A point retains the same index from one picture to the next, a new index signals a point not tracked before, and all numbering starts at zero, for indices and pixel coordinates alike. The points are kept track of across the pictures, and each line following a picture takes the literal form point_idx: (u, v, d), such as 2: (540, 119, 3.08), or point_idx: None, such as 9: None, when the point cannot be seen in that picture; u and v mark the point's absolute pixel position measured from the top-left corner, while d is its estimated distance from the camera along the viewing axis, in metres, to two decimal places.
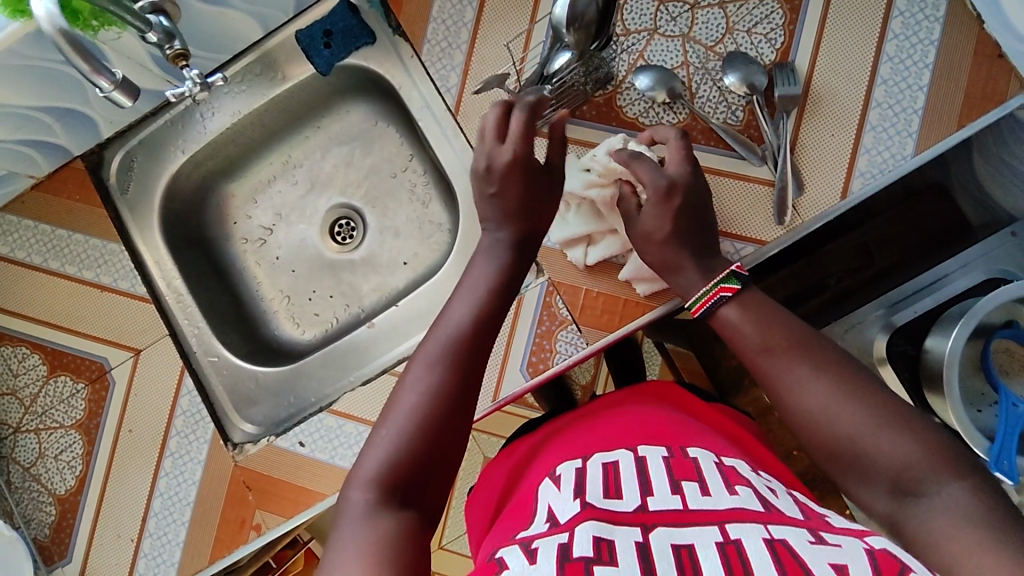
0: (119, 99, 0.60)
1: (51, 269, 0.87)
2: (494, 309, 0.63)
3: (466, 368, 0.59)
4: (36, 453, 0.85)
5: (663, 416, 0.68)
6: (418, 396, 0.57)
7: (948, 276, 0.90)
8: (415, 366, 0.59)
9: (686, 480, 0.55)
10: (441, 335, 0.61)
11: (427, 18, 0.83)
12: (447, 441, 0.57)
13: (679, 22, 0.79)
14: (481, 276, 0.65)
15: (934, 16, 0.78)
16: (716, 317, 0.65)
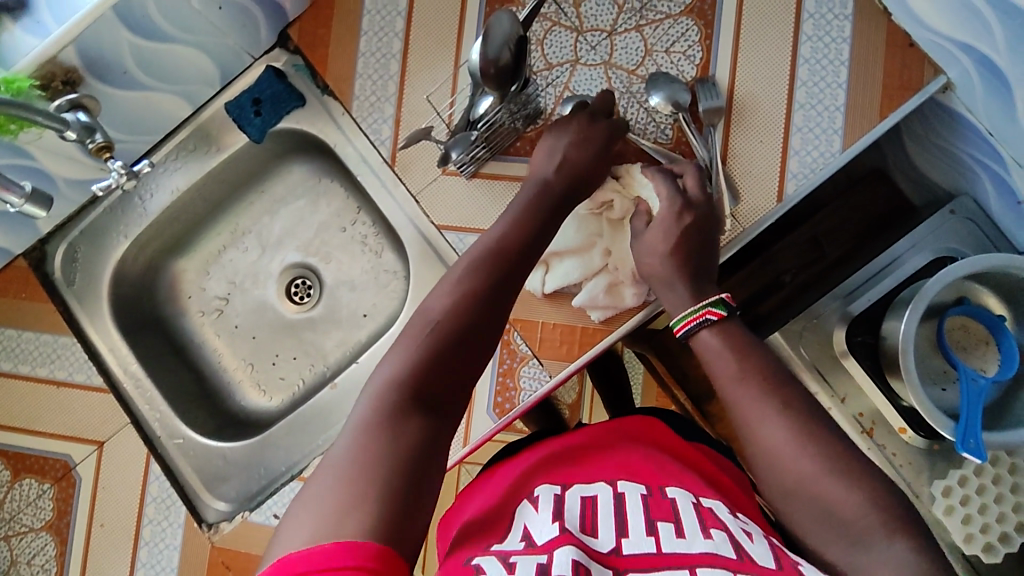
0: (32, 210, 0.68)
1: (5, 371, 0.86)
2: (523, 245, 0.63)
3: (494, 287, 0.59)
4: (7, 560, 0.83)
5: (647, 455, 0.66)
6: (447, 302, 0.57)
7: (902, 257, 0.88)
8: (444, 280, 0.60)
9: (662, 521, 0.54)
10: (471, 256, 0.62)
11: (353, 75, 0.84)
12: (470, 355, 0.56)
13: (599, 50, 0.80)
14: (508, 219, 0.66)
15: (843, 14, 0.79)
16: (696, 340, 0.67)
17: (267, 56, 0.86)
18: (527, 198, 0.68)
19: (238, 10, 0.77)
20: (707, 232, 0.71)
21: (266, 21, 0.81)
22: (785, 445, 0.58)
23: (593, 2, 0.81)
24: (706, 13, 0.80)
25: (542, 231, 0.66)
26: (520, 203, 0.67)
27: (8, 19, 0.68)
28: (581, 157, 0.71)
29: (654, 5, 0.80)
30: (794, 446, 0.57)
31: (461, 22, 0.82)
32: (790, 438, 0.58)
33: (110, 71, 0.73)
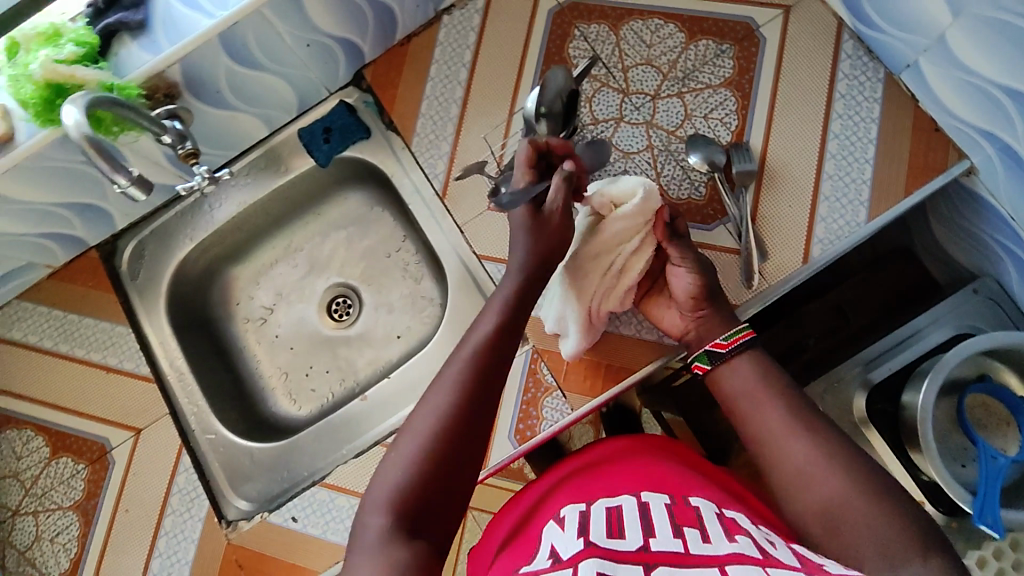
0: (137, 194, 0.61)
1: (60, 351, 0.92)
2: (507, 341, 0.66)
3: (475, 393, 0.61)
4: (33, 535, 0.86)
5: (666, 467, 0.69)
6: (430, 418, 0.60)
7: (922, 331, 0.91)
8: (429, 394, 0.62)
9: (687, 527, 0.57)
10: (455, 364, 0.64)
11: (416, 114, 0.92)
12: (456, 463, 0.58)
13: (643, 110, 0.87)
14: (492, 312, 0.67)
15: (873, 97, 0.85)
16: (737, 359, 0.71)
17: (341, 92, 0.95)
18: (511, 288, 0.68)
19: (323, 48, 0.86)
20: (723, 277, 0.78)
21: (345, 61, 0.90)
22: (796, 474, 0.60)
23: (639, 69, 0.89)
24: (744, 86, 0.87)
25: (520, 331, 0.67)
26: (503, 292, 0.68)
27: (126, 35, 0.75)
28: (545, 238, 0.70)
29: (696, 76, 0.88)
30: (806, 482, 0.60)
31: (519, 77, 0.90)
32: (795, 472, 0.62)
33: (206, 90, 0.80)
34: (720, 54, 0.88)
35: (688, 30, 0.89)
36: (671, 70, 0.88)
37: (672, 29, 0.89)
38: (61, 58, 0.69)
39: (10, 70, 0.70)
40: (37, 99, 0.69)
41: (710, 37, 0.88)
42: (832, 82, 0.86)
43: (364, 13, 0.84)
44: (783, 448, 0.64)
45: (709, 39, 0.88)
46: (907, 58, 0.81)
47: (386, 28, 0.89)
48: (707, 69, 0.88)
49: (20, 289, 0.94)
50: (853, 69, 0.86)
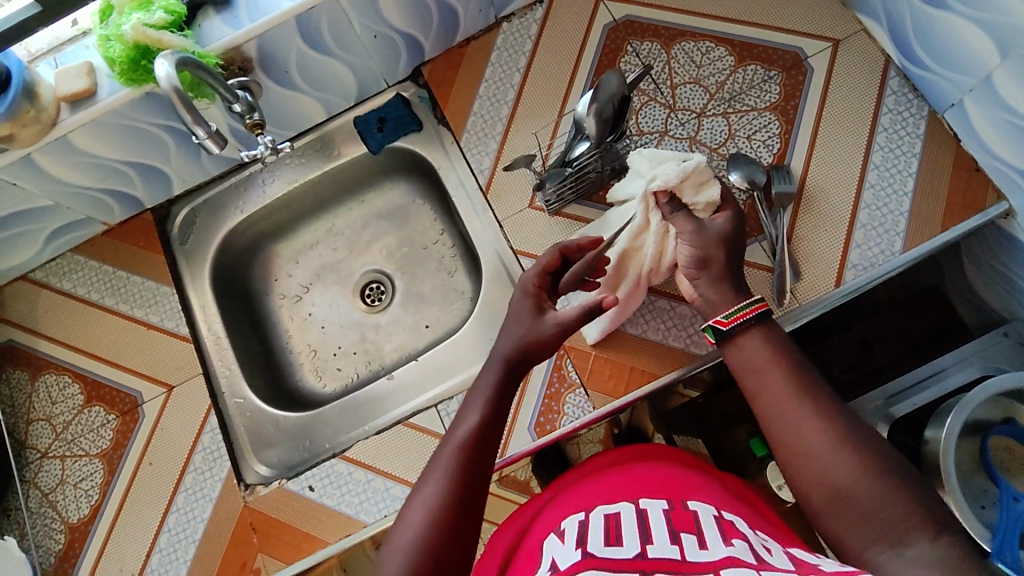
0: (212, 147, 0.67)
1: (105, 305, 0.96)
2: (495, 428, 0.60)
3: (469, 486, 0.56)
4: (57, 479, 0.89)
5: (667, 474, 0.67)
6: (420, 521, 0.53)
7: (944, 371, 0.83)
8: (417, 493, 0.56)
9: (684, 532, 0.55)
10: (441, 458, 0.57)
11: (468, 112, 0.96)
12: (457, 555, 0.52)
13: (687, 126, 0.90)
14: (480, 398, 0.62)
15: (915, 133, 0.87)
16: (743, 335, 0.65)
17: (398, 86, 1.00)
18: (498, 371, 0.64)
19: (388, 41, 0.90)
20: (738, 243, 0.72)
21: (406, 56, 0.95)
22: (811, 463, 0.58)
23: (687, 87, 0.92)
24: (789, 111, 0.89)
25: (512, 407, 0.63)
26: (490, 376, 0.64)
27: (211, 9, 0.80)
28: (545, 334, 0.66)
29: (742, 98, 0.90)
30: (822, 466, 0.57)
31: (570, 84, 0.94)
32: (804, 456, 0.58)
33: (276, 68, 0.85)
34: (767, 80, 0.90)
35: (738, 54, 0.92)
36: (718, 91, 0.91)
37: (723, 52, 0.92)
38: (150, 22, 0.74)
39: (102, 31, 0.75)
40: (123, 58, 0.74)
41: (759, 62, 0.91)
42: (875, 115, 0.88)
43: (430, 11, 0.88)
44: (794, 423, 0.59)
45: (758, 65, 0.91)
46: (952, 96, 0.83)
47: (449, 29, 0.94)
48: (753, 93, 0.90)
49: (76, 243, 0.98)
50: (897, 104, 0.88)
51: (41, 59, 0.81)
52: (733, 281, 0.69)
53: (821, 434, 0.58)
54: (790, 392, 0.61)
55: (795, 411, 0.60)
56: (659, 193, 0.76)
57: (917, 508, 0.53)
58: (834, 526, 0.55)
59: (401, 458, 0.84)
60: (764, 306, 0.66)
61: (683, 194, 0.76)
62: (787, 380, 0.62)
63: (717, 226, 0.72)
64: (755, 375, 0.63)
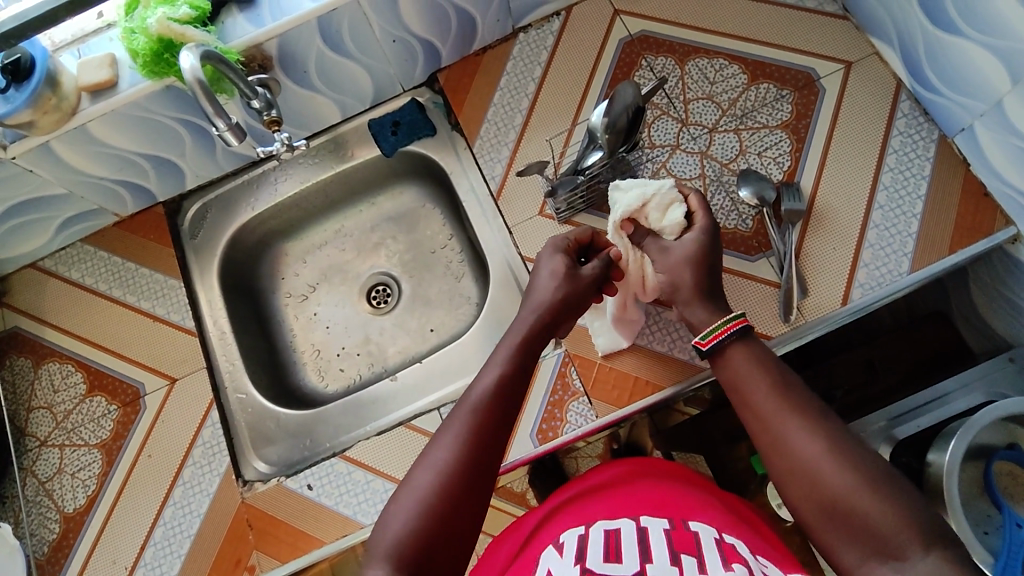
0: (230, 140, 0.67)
1: (112, 295, 0.96)
2: (513, 390, 0.63)
3: (482, 443, 0.58)
4: (55, 467, 0.89)
5: (672, 493, 0.65)
6: (433, 473, 0.56)
7: (947, 396, 0.83)
8: (431, 447, 0.58)
9: (685, 554, 0.54)
10: (459, 415, 0.60)
11: (482, 119, 0.97)
12: (467, 508, 0.55)
13: (699, 141, 0.91)
14: (499, 360, 0.65)
15: (925, 155, 0.87)
16: (725, 354, 0.66)
17: (414, 91, 1.00)
18: (518, 339, 0.68)
19: (406, 46, 0.91)
20: (713, 262, 0.72)
21: (423, 61, 0.96)
22: (805, 472, 0.57)
23: (700, 103, 0.93)
24: (800, 130, 0.90)
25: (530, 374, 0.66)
26: (510, 343, 0.67)
27: (235, 7, 0.81)
28: (571, 289, 0.73)
29: (754, 115, 0.91)
30: (814, 478, 0.57)
31: (584, 96, 0.95)
32: (796, 468, 0.58)
33: (294, 68, 0.86)
34: (779, 98, 0.91)
35: (751, 72, 0.93)
36: (731, 107, 0.92)
37: (736, 70, 0.93)
38: (175, 17, 0.75)
39: (127, 24, 0.76)
40: (146, 51, 0.74)
41: (771, 81, 0.92)
42: (885, 137, 0.89)
43: (449, 18, 0.90)
44: (784, 436, 0.59)
45: (771, 83, 0.92)
46: (962, 121, 0.84)
47: (466, 37, 0.95)
48: (765, 110, 0.91)
49: (86, 233, 0.99)
50: (908, 127, 0.89)
51: (64, 49, 0.82)
52: (711, 301, 0.71)
53: (816, 447, 0.57)
54: (780, 406, 0.61)
55: (783, 424, 0.60)
56: (626, 222, 0.77)
57: (923, 526, 0.52)
58: (832, 538, 0.55)
59: (401, 459, 0.84)
60: (745, 322, 0.67)
61: (648, 217, 0.75)
62: (779, 395, 0.62)
63: (682, 247, 0.73)
64: (745, 387, 0.64)
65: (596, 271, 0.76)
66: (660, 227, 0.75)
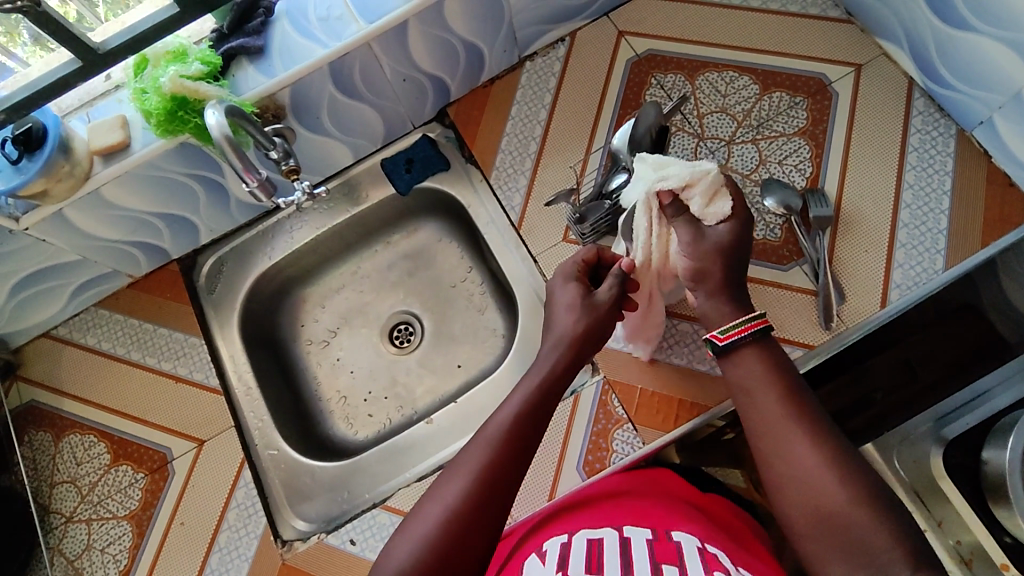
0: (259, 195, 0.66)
1: (131, 359, 0.93)
2: (532, 427, 0.60)
3: (499, 475, 0.56)
4: (83, 544, 0.86)
5: (651, 506, 0.66)
6: (441, 506, 0.54)
7: (989, 392, 0.81)
8: (443, 479, 0.57)
9: (667, 564, 0.52)
10: (473, 447, 0.58)
11: (496, 149, 0.96)
12: (471, 543, 0.53)
13: (718, 154, 0.91)
14: (520, 394, 0.63)
15: (946, 151, 0.87)
16: (739, 352, 0.64)
17: (424, 127, 0.99)
18: (542, 374, 0.64)
19: (416, 84, 0.90)
20: (742, 252, 0.69)
21: (432, 98, 0.95)
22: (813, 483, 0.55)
23: (715, 116, 0.92)
24: (817, 136, 0.90)
25: (552, 412, 0.63)
26: (535, 375, 0.64)
27: (245, 59, 0.80)
28: (593, 319, 0.68)
29: (770, 125, 0.91)
30: (817, 490, 0.54)
31: (597, 119, 0.94)
32: (803, 481, 0.55)
33: (307, 113, 0.84)
34: (793, 106, 0.91)
35: (762, 82, 0.93)
36: (746, 118, 0.92)
37: (747, 81, 0.93)
38: (188, 74, 0.74)
39: (137, 84, 0.75)
40: (160, 110, 0.73)
41: (784, 90, 0.92)
42: (904, 136, 0.88)
43: (457, 54, 0.89)
44: (788, 442, 0.57)
45: (783, 92, 0.92)
46: (981, 114, 0.83)
47: (474, 70, 0.94)
48: (781, 119, 0.91)
49: (99, 296, 0.96)
50: (925, 124, 0.88)
51: (73, 114, 0.80)
52: (735, 297, 0.68)
53: (817, 459, 0.56)
54: (783, 415, 0.59)
55: (788, 433, 0.58)
56: (663, 193, 0.69)
57: None
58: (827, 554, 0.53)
59: None
60: (765, 323, 0.64)
61: (689, 199, 0.69)
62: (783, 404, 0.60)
63: (716, 234, 0.68)
64: (758, 392, 0.61)
65: (613, 290, 0.70)
66: (702, 214, 0.69)
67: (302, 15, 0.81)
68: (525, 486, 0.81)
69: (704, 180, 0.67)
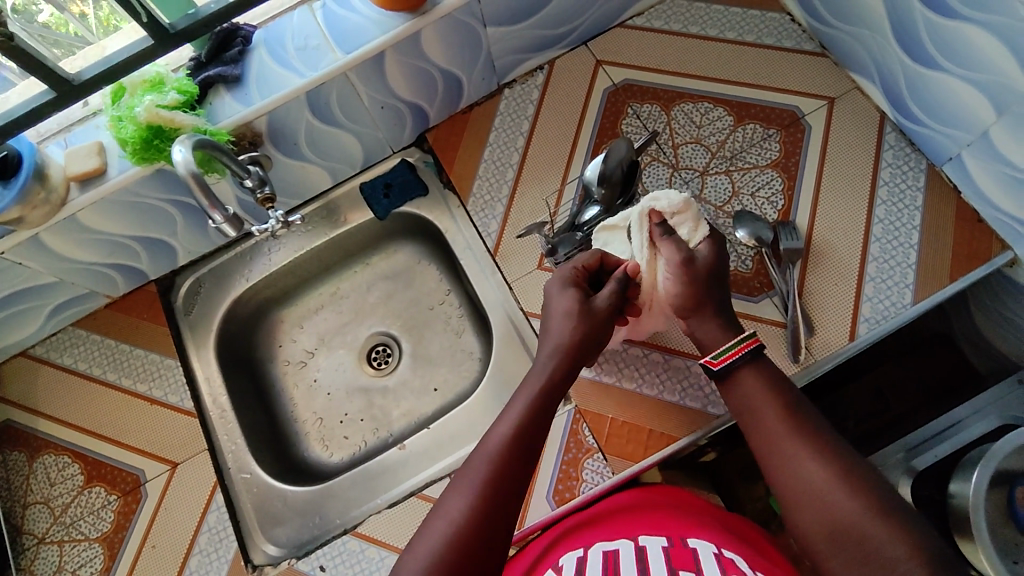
0: (228, 230, 0.68)
1: (107, 379, 0.94)
2: (530, 440, 0.61)
3: (497, 500, 0.56)
4: (54, 566, 0.86)
5: (668, 513, 0.67)
6: (446, 524, 0.54)
7: (962, 422, 0.82)
8: (447, 498, 0.57)
9: (683, 570, 0.54)
10: (475, 464, 0.59)
11: (474, 175, 0.97)
12: (480, 560, 0.53)
13: (691, 185, 0.92)
14: (519, 406, 0.63)
15: (916, 185, 0.88)
16: (737, 373, 0.66)
17: (403, 151, 1.00)
18: (540, 384, 0.65)
19: (394, 111, 0.91)
20: (721, 273, 0.72)
21: (411, 124, 0.96)
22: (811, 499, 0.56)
23: (689, 146, 0.94)
24: (789, 168, 0.91)
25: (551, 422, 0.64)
26: (526, 396, 0.64)
27: (223, 87, 0.81)
28: (589, 326, 0.68)
29: (743, 156, 0.92)
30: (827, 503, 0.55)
31: (573, 148, 0.95)
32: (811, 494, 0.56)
33: (285, 140, 0.85)
34: (766, 137, 0.92)
35: (737, 114, 0.94)
36: (720, 149, 0.93)
37: (721, 113, 0.94)
38: (164, 103, 0.74)
39: (114, 112, 0.75)
40: (136, 139, 0.74)
41: (757, 122, 0.93)
42: (875, 170, 0.89)
43: (435, 82, 0.90)
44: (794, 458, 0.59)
45: (756, 124, 0.93)
46: (950, 150, 0.84)
47: (453, 97, 0.95)
48: (754, 151, 0.92)
49: (77, 316, 0.97)
50: (896, 158, 0.89)
51: (50, 139, 0.81)
52: (722, 318, 0.71)
53: (827, 471, 0.57)
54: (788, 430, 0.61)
55: (794, 449, 0.59)
56: (654, 213, 0.72)
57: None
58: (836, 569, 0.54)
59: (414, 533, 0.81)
60: (757, 343, 0.66)
61: (678, 225, 0.72)
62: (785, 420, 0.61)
63: (699, 259, 0.71)
64: (761, 413, 0.63)
65: (612, 295, 0.69)
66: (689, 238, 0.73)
67: (280, 45, 0.82)
68: None
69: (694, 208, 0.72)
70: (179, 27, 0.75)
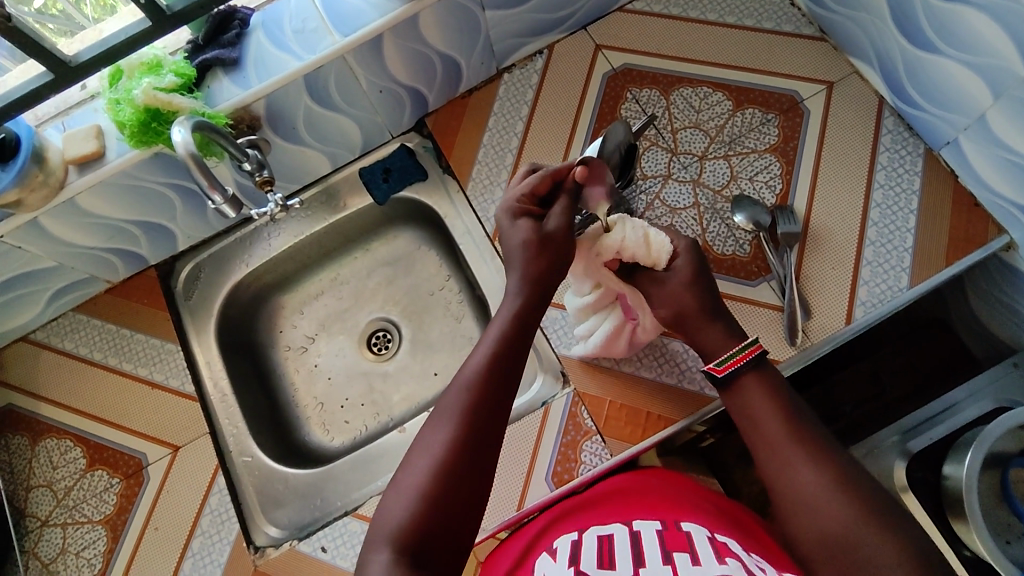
0: (226, 211, 0.68)
1: (108, 364, 0.94)
2: (506, 365, 0.61)
3: (475, 429, 0.57)
4: (58, 548, 0.87)
5: (664, 495, 0.68)
6: (429, 458, 0.55)
7: (957, 405, 0.83)
8: (427, 431, 0.58)
9: (677, 552, 0.55)
10: (451, 396, 0.59)
11: (473, 161, 0.97)
12: (467, 488, 0.55)
13: (690, 169, 0.92)
14: (492, 334, 0.63)
15: (914, 170, 0.88)
16: (740, 382, 0.66)
17: (402, 137, 1.00)
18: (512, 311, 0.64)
19: (393, 95, 0.91)
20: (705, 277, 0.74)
21: (410, 107, 0.96)
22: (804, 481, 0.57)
23: (688, 131, 0.94)
24: (788, 152, 0.91)
25: (527, 348, 0.64)
26: (497, 325, 0.63)
27: (220, 70, 0.81)
28: (549, 251, 0.67)
29: (742, 141, 0.92)
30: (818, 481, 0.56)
31: (573, 133, 0.95)
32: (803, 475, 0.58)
33: (283, 124, 0.85)
34: (765, 122, 0.93)
35: (735, 98, 0.94)
36: (718, 134, 0.93)
37: (720, 97, 0.94)
38: (161, 86, 0.74)
39: (112, 95, 0.75)
40: (133, 121, 0.74)
41: (756, 106, 0.93)
42: (873, 155, 0.90)
43: (434, 66, 0.90)
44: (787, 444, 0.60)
45: (755, 108, 0.93)
46: (947, 134, 0.84)
47: (452, 81, 0.95)
48: (752, 135, 0.92)
49: (78, 301, 0.97)
50: (894, 142, 0.90)
51: (49, 123, 0.81)
52: (720, 323, 0.72)
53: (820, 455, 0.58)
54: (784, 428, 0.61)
55: (791, 446, 0.60)
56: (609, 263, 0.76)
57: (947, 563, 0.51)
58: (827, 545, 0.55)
59: None
60: (760, 350, 0.66)
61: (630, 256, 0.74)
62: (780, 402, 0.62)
63: (677, 272, 0.74)
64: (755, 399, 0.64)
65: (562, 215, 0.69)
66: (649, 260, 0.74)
67: (277, 27, 0.81)
68: (494, 494, 0.83)
69: (629, 225, 0.73)
70: (175, 8, 0.73)
